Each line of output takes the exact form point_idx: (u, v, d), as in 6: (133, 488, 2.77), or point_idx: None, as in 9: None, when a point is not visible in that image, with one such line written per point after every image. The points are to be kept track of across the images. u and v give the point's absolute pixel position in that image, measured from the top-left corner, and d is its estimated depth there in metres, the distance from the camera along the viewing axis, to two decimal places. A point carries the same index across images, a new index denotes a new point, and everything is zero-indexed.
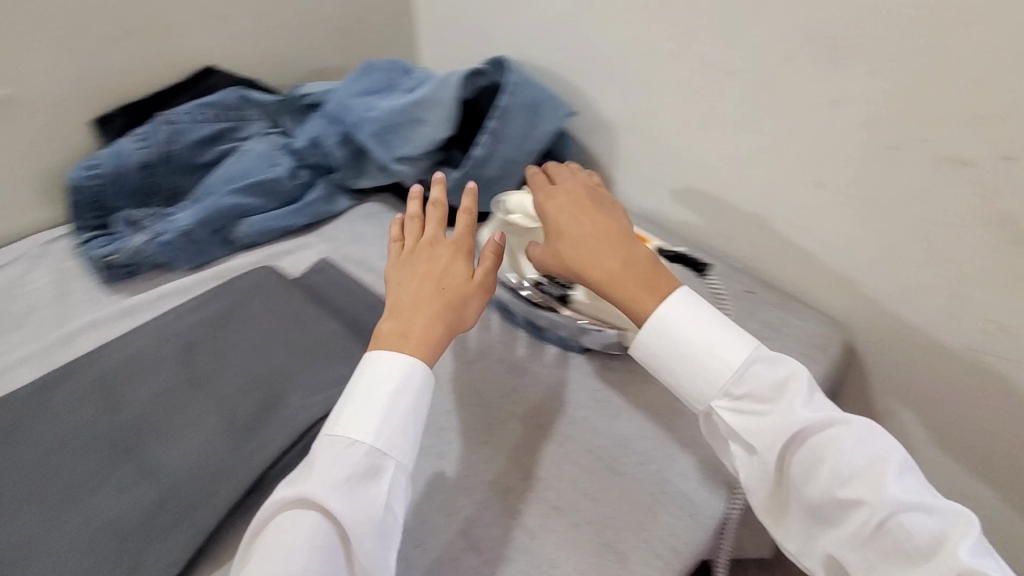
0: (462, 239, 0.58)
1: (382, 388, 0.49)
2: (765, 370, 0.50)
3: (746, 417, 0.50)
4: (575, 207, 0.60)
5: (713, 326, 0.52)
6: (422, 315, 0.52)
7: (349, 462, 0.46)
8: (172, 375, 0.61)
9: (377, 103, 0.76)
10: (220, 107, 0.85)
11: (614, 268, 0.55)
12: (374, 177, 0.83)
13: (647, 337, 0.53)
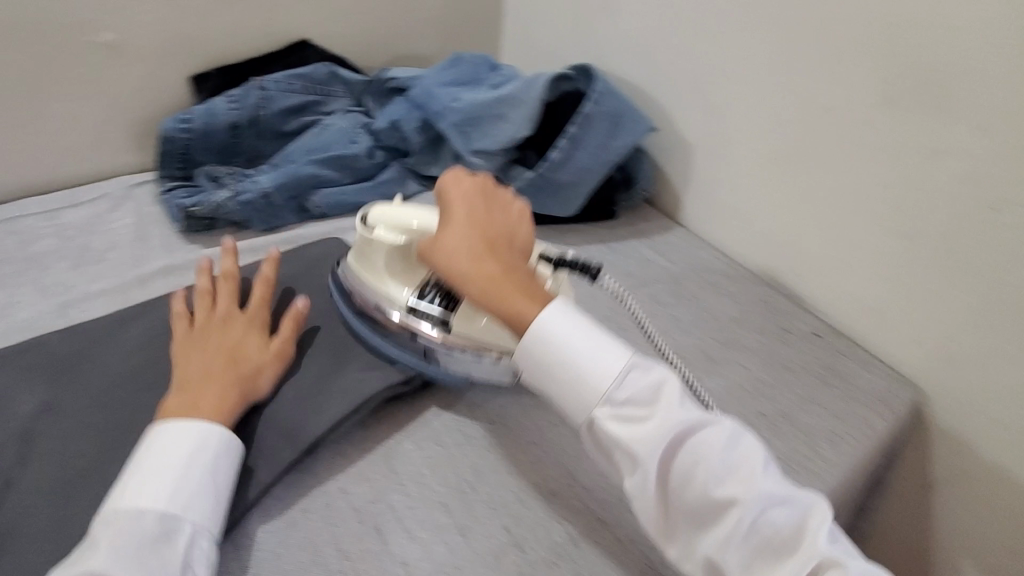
0: (256, 308, 0.58)
1: (179, 454, 0.45)
2: (642, 377, 0.48)
3: (626, 429, 0.46)
4: (475, 197, 0.57)
5: (567, 322, 0.50)
6: (220, 392, 0.50)
7: (123, 528, 0.41)
8: (31, 421, 0.53)
9: (465, 93, 0.77)
10: (311, 81, 0.88)
11: (502, 279, 0.53)
12: (447, 167, 0.85)
13: (534, 339, 0.50)
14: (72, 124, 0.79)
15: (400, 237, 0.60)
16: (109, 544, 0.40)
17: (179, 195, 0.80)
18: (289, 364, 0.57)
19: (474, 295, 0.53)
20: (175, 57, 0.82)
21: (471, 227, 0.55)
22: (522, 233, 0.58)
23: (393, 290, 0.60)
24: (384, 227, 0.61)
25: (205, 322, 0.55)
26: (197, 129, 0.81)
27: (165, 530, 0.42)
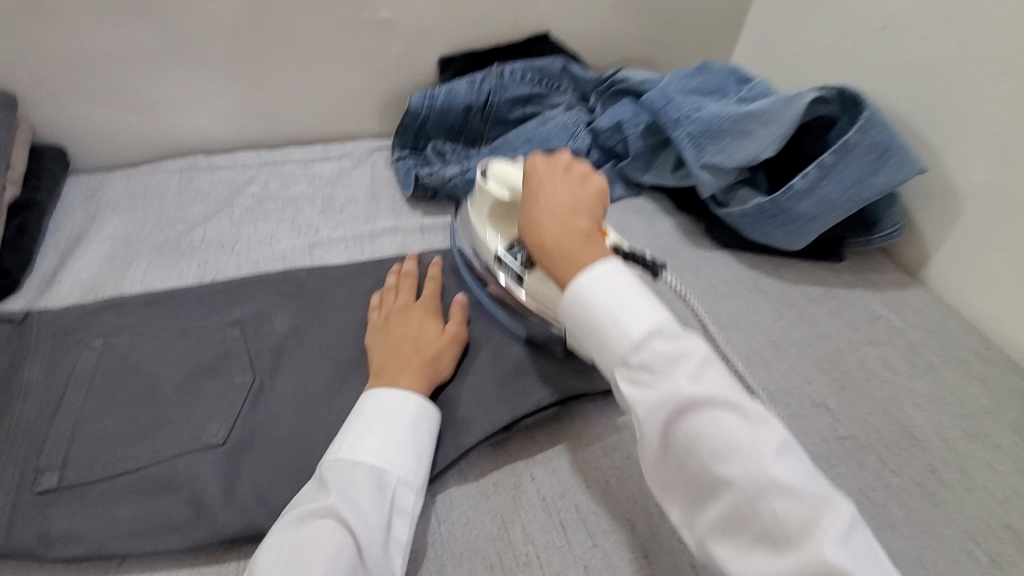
0: (429, 300, 0.61)
1: (399, 422, 0.48)
2: (734, 419, 0.39)
3: (711, 454, 0.39)
4: (558, 172, 0.57)
5: (642, 303, 0.46)
6: (411, 373, 0.52)
7: (348, 475, 0.44)
8: (268, 356, 0.57)
9: (707, 104, 0.76)
10: (541, 74, 0.90)
11: (569, 237, 0.51)
12: (661, 176, 0.84)
13: (569, 299, 0.48)
14: (336, 90, 0.88)
15: (502, 192, 0.62)
16: (337, 489, 0.43)
17: (408, 164, 0.86)
18: (465, 347, 0.58)
19: (538, 252, 0.53)
20: (433, 40, 0.88)
21: (536, 202, 0.55)
22: (588, 203, 0.55)
23: (489, 240, 0.63)
24: (500, 182, 0.62)
25: (387, 312, 0.59)
26: (437, 106, 0.87)
27: (385, 483, 0.45)
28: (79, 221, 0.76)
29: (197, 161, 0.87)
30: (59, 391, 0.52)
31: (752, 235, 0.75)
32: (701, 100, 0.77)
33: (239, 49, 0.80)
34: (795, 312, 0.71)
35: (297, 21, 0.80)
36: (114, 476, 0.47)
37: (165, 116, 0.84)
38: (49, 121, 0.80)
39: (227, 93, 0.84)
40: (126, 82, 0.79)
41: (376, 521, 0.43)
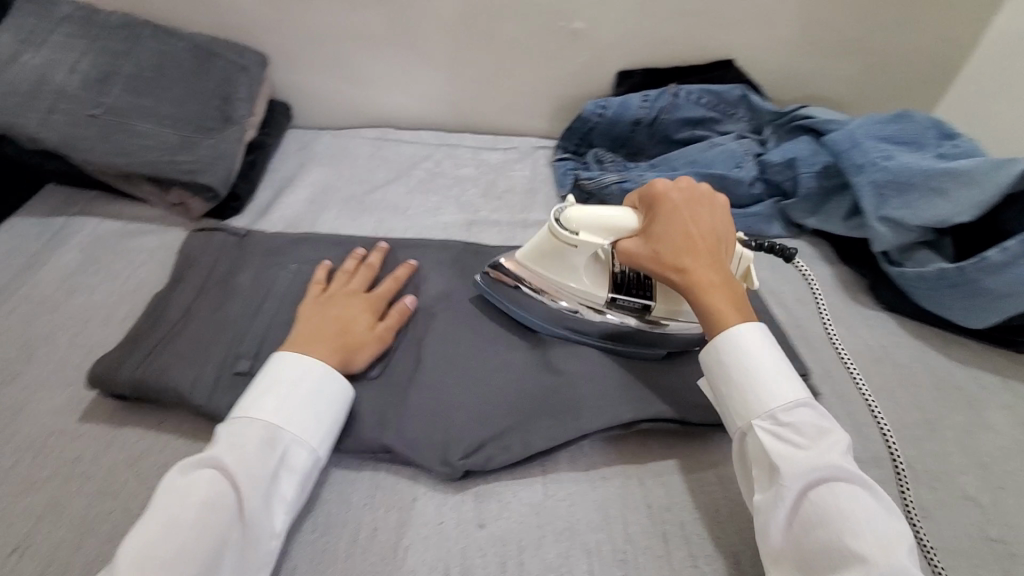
0: (377, 297, 0.60)
1: (302, 386, 0.49)
2: (814, 419, 0.47)
3: (785, 448, 0.46)
4: (688, 198, 0.58)
5: (766, 347, 0.51)
6: (326, 351, 0.53)
7: (245, 431, 0.46)
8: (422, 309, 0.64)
9: (900, 155, 0.72)
10: (719, 98, 0.89)
11: (723, 288, 0.55)
12: (829, 221, 0.80)
13: (719, 346, 0.52)
14: (517, 87, 0.95)
15: (601, 240, 0.59)
16: (226, 442, 0.45)
17: (567, 167, 0.91)
18: (387, 350, 0.58)
19: (691, 301, 0.55)
20: (618, 53, 0.91)
21: (678, 241, 0.56)
22: (727, 237, 0.59)
23: (593, 289, 0.61)
24: (587, 233, 0.59)
25: (333, 292, 0.60)
26: (607, 116, 0.90)
27: (278, 441, 0.46)
28: (291, 166, 0.91)
29: (387, 133, 0.99)
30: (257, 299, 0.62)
31: (926, 301, 0.69)
32: (895, 150, 0.73)
33: (444, 40, 0.90)
34: (959, 396, 0.64)
35: (500, 22, 0.88)
36: None
37: (371, 90, 0.96)
38: (285, 81, 0.96)
39: (425, 78, 0.94)
40: (349, 56, 0.92)
41: (265, 476, 0.44)
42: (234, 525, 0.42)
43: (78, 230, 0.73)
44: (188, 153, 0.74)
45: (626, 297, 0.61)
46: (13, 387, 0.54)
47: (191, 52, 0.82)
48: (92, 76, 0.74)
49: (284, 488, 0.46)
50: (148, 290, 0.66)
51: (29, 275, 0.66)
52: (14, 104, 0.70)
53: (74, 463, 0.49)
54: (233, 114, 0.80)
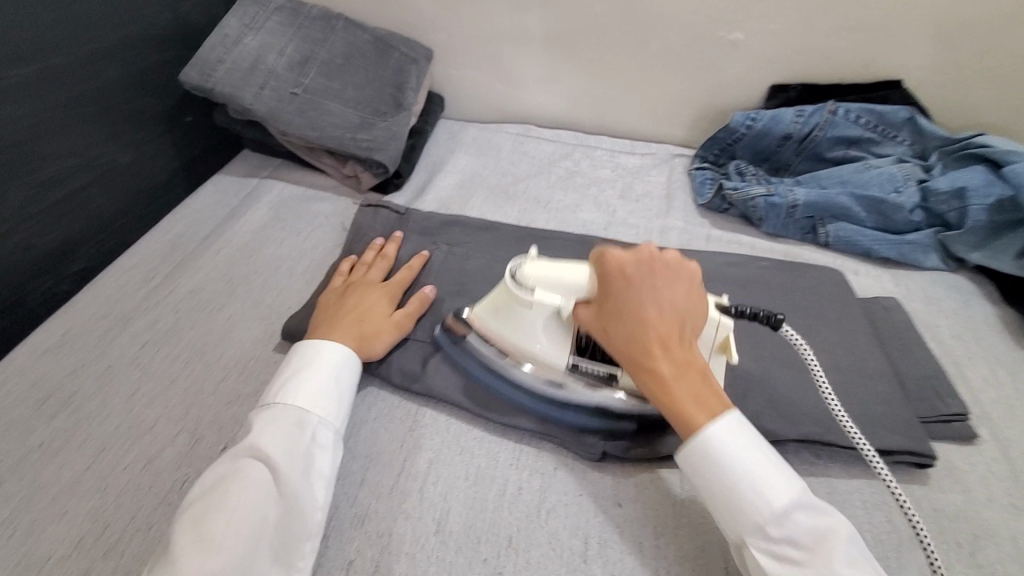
0: (392, 285, 0.63)
1: (322, 373, 0.51)
2: (774, 483, 0.42)
3: (783, 571, 0.40)
4: (639, 264, 0.48)
5: (740, 436, 0.43)
6: (347, 336, 0.55)
7: (279, 416, 0.48)
8: None
9: None
10: (880, 118, 0.85)
11: (690, 381, 0.45)
12: (997, 258, 0.74)
13: (692, 454, 0.44)
14: (661, 94, 0.96)
15: (557, 301, 0.52)
16: (262, 432, 0.47)
17: (705, 175, 0.90)
18: (404, 337, 0.60)
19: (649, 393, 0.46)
20: (775, 66, 0.89)
21: (634, 323, 0.46)
22: (693, 313, 0.47)
23: (551, 351, 0.54)
24: (542, 291, 0.53)
25: (353, 281, 0.64)
26: (756, 128, 0.88)
27: (305, 421, 0.48)
28: (440, 153, 0.98)
29: (528, 130, 1.03)
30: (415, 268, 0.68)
31: None
32: None
33: (598, 44, 0.93)
34: None
35: (658, 28, 0.89)
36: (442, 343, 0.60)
37: (519, 88, 1.02)
38: (443, 75, 1.04)
39: (572, 80, 0.98)
40: (504, 55, 0.98)
41: (294, 452, 0.46)
42: (275, 500, 0.44)
43: (267, 192, 0.84)
44: (367, 133, 0.83)
45: (590, 362, 0.54)
46: (221, 316, 0.64)
47: (373, 44, 0.91)
48: (294, 59, 0.85)
49: (322, 466, 0.47)
50: (325, 249, 0.75)
51: (229, 225, 0.77)
52: (236, 78, 0.80)
53: (269, 386, 0.57)
54: (404, 101, 0.88)
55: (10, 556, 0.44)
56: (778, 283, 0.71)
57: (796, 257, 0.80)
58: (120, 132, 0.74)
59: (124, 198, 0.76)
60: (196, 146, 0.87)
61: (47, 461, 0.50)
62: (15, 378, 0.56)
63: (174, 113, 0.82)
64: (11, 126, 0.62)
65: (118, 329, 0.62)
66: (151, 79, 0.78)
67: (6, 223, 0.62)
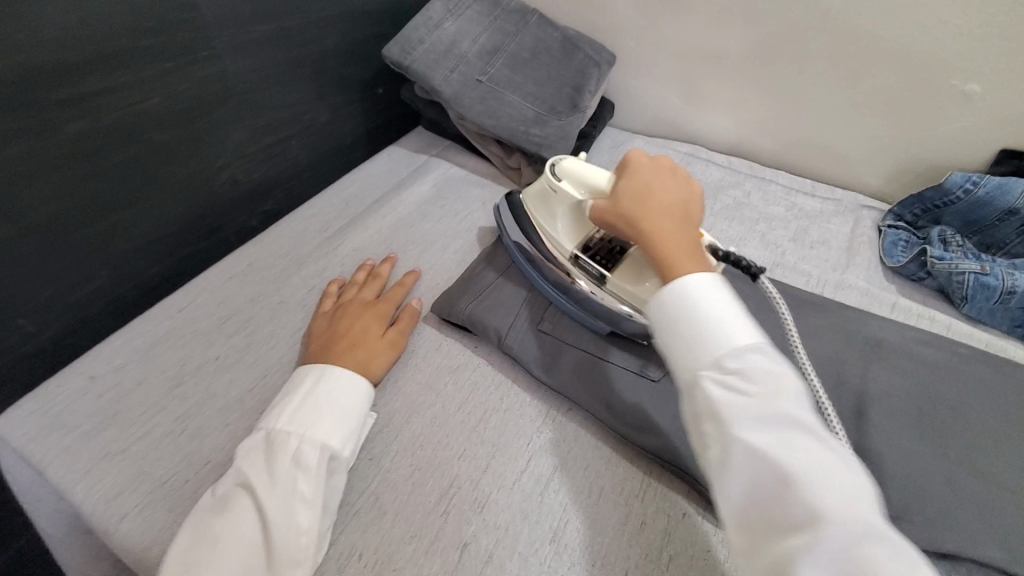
0: (385, 303, 0.61)
1: (311, 390, 0.50)
2: (765, 364, 0.40)
3: (728, 397, 0.39)
4: (664, 171, 0.54)
5: (720, 290, 0.45)
6: (341, 365, 0.53)
7: (267, 444, 0.47)
8: None
9: None
10: None
11: (677, 241, 0.49)
12: None
13: (669, 298, 0.46)
14: (862, 137, 0.86)
15: (578, 195, 0.59)
16: (251, 456, 0.46)
17: (899, 236, 0.79)
18: (400, 355, 0.59)
19: (645, 250, 0.50)
20: (1020, 125, 0.75)
21: (635, 194, 0.52)
22: (693, 205, 0.53)
23: (562, 238, 0.61)
24: (568, 181, 0.60)
25: (342, 301, 0.62)
26: (976, 195, 0.75)
27: (288, 446, 0.46)
28: (602, 160, 0.96)
29: (697, 150, 0.98)
30: None
31: None
32: None
33: (797, 73, 0.85)
34: None
35: (878, 64, 0.79)
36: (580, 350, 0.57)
37: (697, 106, 0.97)
38: (619, 83, 1.02)
39: (758, 106, 0.91)
40: (689, 70, 0.93)
41: (272, 478, 0.44)
42: (259, 535, 0.42)
43: (434, 169, 0.88)
44: (539, 129, 0.83)
45: (588, 259, 0.59)
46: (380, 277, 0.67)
47: (560, 43, 0.91)
48: (485, 47, 0.87)
49: (306, 489, 0.44)
50: (479, 233, 0.76)
51: (398, 193, 0.81)
52: (431, 58, 0.84)
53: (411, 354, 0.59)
54: (579, 103, 0.87)
55: (178, 449, 0.49)
56: (980, 377, 0.61)
57: (1001, 351, 0.67)
58: (324, 94, 0.81)
59: (314, 153, 0.83)
60: (381, 117, 0.93)
61: (219, 374, 0.55)
62: (206, 293, 0.63)
63: (370, 83, 0.88)
64: (243, 74, 0.69)
65: (292, 269, 0.67)
66: (358, 49, 0.84)
67: (222, 159, 0.70)
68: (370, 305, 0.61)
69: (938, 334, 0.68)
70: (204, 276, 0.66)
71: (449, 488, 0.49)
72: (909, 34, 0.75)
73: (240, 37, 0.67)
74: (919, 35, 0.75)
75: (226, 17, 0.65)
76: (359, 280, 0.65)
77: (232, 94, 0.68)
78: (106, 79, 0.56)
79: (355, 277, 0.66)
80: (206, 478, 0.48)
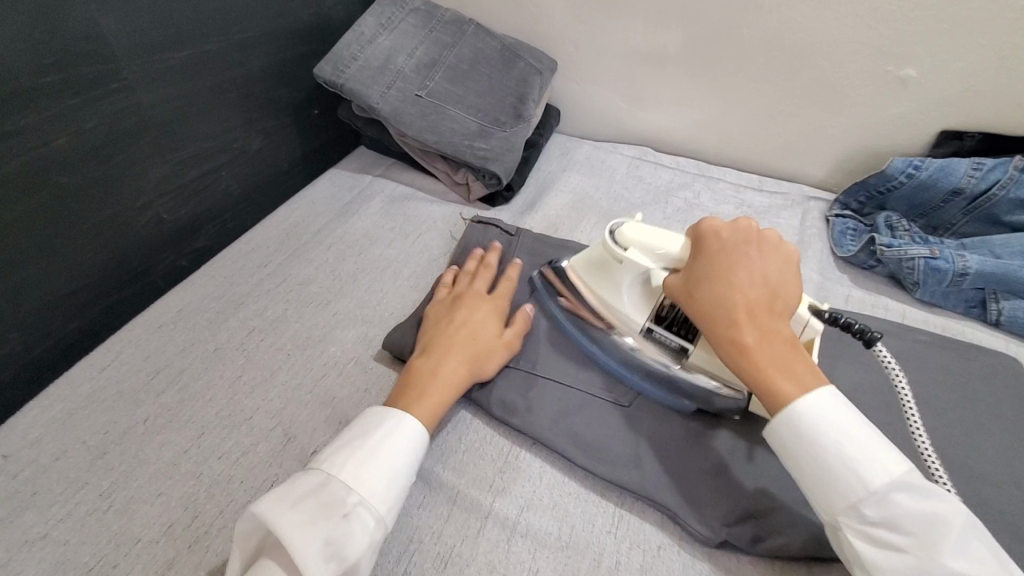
0: (501, 299, 0.60)
1: (382, 437, 0.45)
2: (912, 503, 0.37)
3: (881, 555, 0.37)
4: (735, 242, 0.48)
5: (845, 412, 0.41)
6: (456, 377, 0.51)
7: (311, 489, 0.41)
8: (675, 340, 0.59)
9: None
10: None
11: (773, 345, 0.43)
12: None
13: (780, 426, 0.42)
14: (804, 130, 0.87)
15: (649, 266, 0.53)
16: (286, 502, 0.40)
17: (847, 225, 0.80)
18: (513, 355, 0.57)
19: (727, 357, 0.45)
20: (953, 110, 0.77)
21: (714, 278, 0.47)
22: (788, 289, 0.47)
23: (632, 313, 0.56)
24: (637, 251, 0.54)
25: (458, 292, 0.61)
26: (918, 180, 0.76)
27: (338, 497, 0.41)
28: (552, 168, 0.94)
29: (645, 152, 0.97)
30: (523, 292, 0.64)
31: None
32: None
33: (738, 70, 0.85)
34: None
35: (815, 57, 0.80)
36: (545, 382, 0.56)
37: (643, 108, 0.96)
38: (564, 88, 1.00)
39: (703, 104, 0.91)
40: (633, 72, 0.92)
41: (323, 540, 0.38)
42: None
43: (380, 190, 0.84)
44: (485, 142, 0.80)
45: (663, 331, 0.55)
46: (327, 312, 0.63)
47: (500, 52, 0.88)
48: (423, 61, 0.84)
49: (344, 551, 0.39)
50: (431, 256, 0.73)
51: (341, 220, 0.77)
52: (367, 75, 0.80)
53: (364, 394, 0.55)
54: (524, 112, 0.85)
55: (106, 529, 0.45)
56: (937, 364, 0.61)
57: (955, 333, 0.68)
58: (254, 120, 0.77)
59: (248, 183, 0.78)
60: (319, 139, 0.89)
61: (151, 437, 0.51)
62: (133, 348, 0.58)
63: (304, 104, 0.84)
64: (161, 106, 0.64)
65: (229, 312, 0.63)
66: (288, 71, 0.80)
67: (144, 198, 0.65)
68: (489, 299, 0.59)
69: (899, 323, 0.68)
70: (130, 329, 0.61)
71: (411, 540, 0.46)
72: (842, 28, 0.76)
73: (153, 67, 0.62)
74: (851, 26, 0.75)
75: (136, 46, 0.60)
76: (485, 266, 0.65)
77: (151, 129, 0.64)
78: (3, 123, 0.51)
79: (466, 271, 0.65)
80: (141, 559, 0.43)
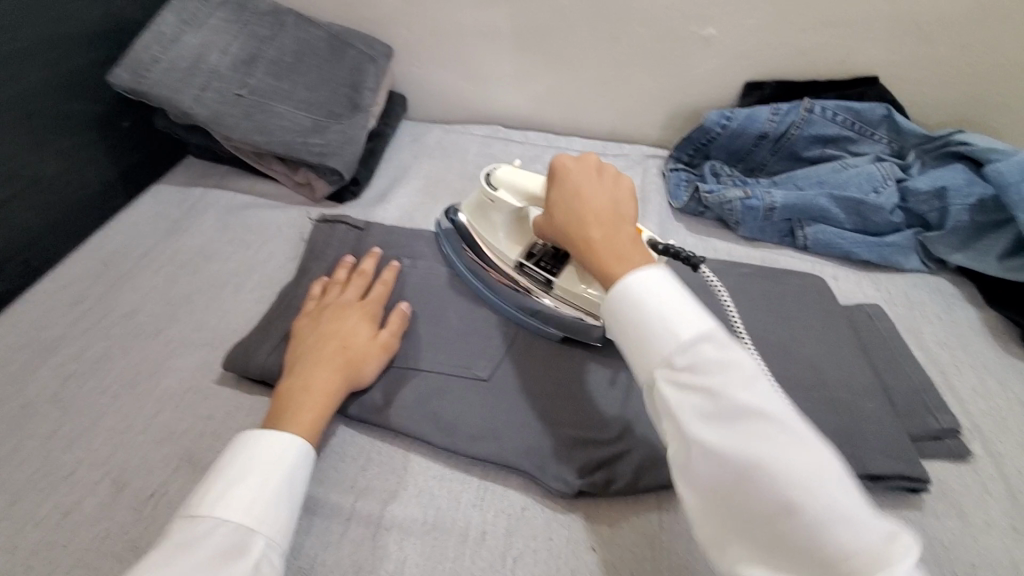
0: (371, 304, 0.58)
1: (275, 465, 0.42)
2: (776, 432, 0.33)
3: (707, 429, 0.34)
4: (587, 168, 0.52)
5: (667, 283, 0.41)
6: (332, 385, 0.49)
7: (191, 535, 0.38)
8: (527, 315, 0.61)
9: None
10: (856, 117, 0.81)
11: (565, 187, 0.51)
12: (978, 262, 0.72)
13: (617, 298, 0.42)
14: (633, 94, 0.92)
15: (518, 203, 0.59)
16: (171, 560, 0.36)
17: (680, 177, 0.86)
18: (391, 359, 0.56)
19: (584, 259, 0.47)
20: (750, 63, 0.85)
21: (569, 198, 0.51)
22: (629, 203, 0.51)
23: (505, 247, 0.62)
24: (506, 191, 0.60)
25: (327, 303, 0.58)
26: (730, 129, 0.84)
27: (233, 540, 0.38)
28: (403, 156, 0.93)
29: (495, 130, 0.98)
30: None
31: None
32: None
33: (566, 41, 0.88)
34: None
35: (631, 23, 0.85)
36: (402, 372, 0.55)
37: (485, 87, 0.97)
38: (404, 75, 0.98)
39: (540, 76, 0.93)
40: (468, 51, 0.92)
41: None
42: None
43: (213, 202, 0.78)
44: (321, 137, 0.77)
45: (533, 265, 0.61)
46: (158, 342, 0.58)
47: (327, 41, 0.84)
48: (240, 57, 0.78)
49: None
50: (275, 265, 0.69)
51: (172, 239, 0.71)
52: (174, 78, 0.73)
53: (207, 422, 0.51)
54: (360, 102, 0.83)
55: None
56: (759, 291, 0.69)
57: (773, 262, 0.77)
58: (44, 141, 0.67)
59: (49, 213, 0.69)
60: (136, 154, 0.80)
61: None
62: None
63: (107, 118, 0.75)
64: None
65: (39, 361, 0.56)
66: (80, 83, 0.71)
67: None
68: (358, 303, 0.58)
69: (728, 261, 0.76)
70: None
71: None
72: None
73: None
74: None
75: None
76: (352, 269, 0.62)
77: None
78: None
79: (330, 278, 0.62)
80: None
